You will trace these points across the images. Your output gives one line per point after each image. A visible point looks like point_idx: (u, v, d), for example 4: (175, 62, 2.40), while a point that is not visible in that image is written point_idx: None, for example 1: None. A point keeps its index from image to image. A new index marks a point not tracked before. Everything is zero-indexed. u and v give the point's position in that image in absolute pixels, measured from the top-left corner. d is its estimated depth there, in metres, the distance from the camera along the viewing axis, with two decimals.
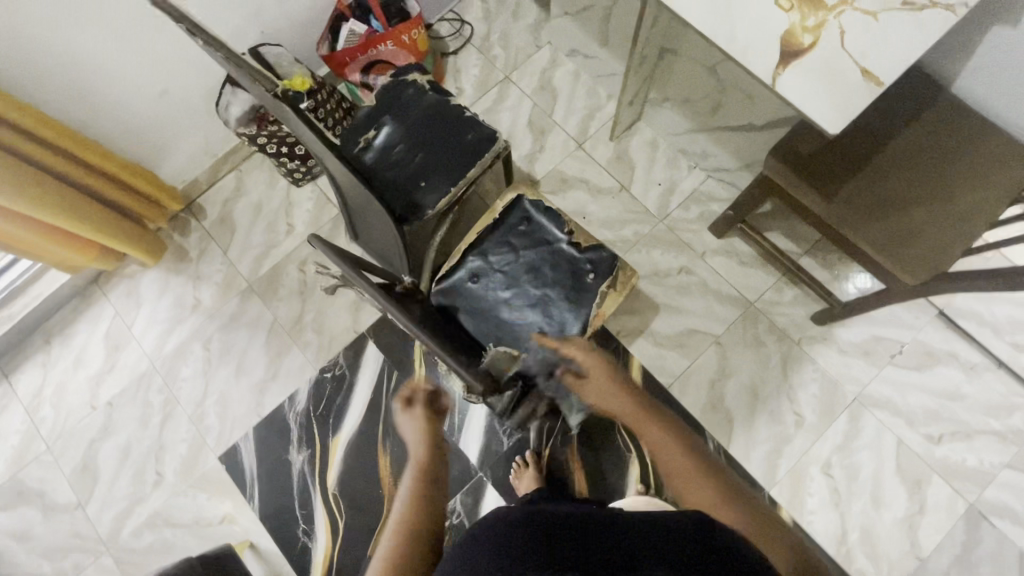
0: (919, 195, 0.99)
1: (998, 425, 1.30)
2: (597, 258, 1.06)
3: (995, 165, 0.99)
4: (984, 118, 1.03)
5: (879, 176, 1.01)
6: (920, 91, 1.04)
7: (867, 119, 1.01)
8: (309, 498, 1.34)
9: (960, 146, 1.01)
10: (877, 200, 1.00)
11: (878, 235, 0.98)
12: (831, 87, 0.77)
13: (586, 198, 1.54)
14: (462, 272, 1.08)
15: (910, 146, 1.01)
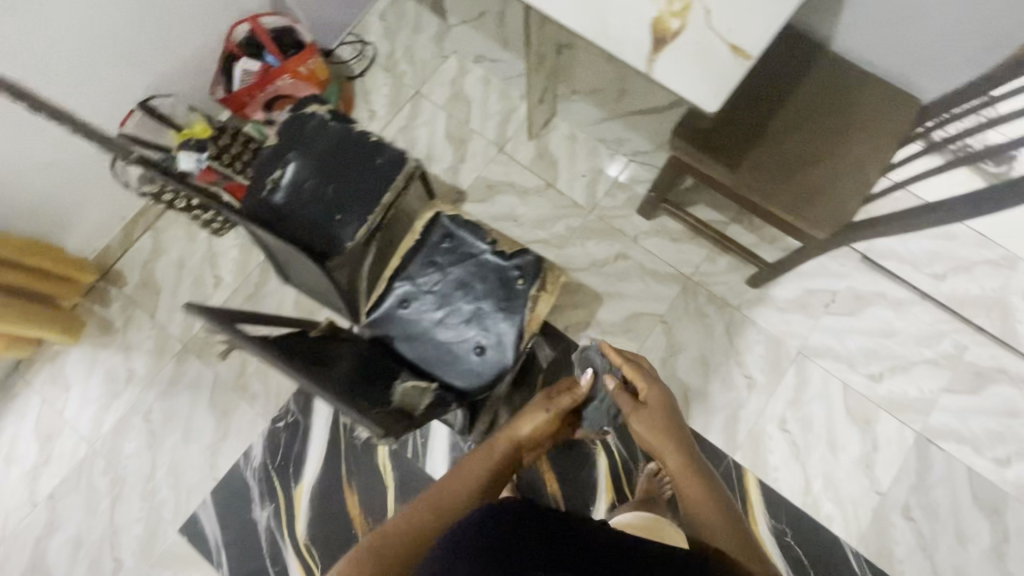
0: (816, 152, 1.02)
1: (930, 353, 1.37)
2: (523, 263, 1.06)
3: (879, 114, 1.04)
4: (862, 70, 1.07)
5: (777, 139, 1.03)
6: (802, 52, 1.07)
7: (755, 88, 1.05)
8: (280, 553, 1.30)
9: (846, 99, 1.04)
10: (778, 162, 1.03)
11: (783, 198, 1.02)
12: (707, 66, 0.76)
13: (514, 201, 1.54)
14: (392, 300, 1.07)
15: (802, 105, 1.04)
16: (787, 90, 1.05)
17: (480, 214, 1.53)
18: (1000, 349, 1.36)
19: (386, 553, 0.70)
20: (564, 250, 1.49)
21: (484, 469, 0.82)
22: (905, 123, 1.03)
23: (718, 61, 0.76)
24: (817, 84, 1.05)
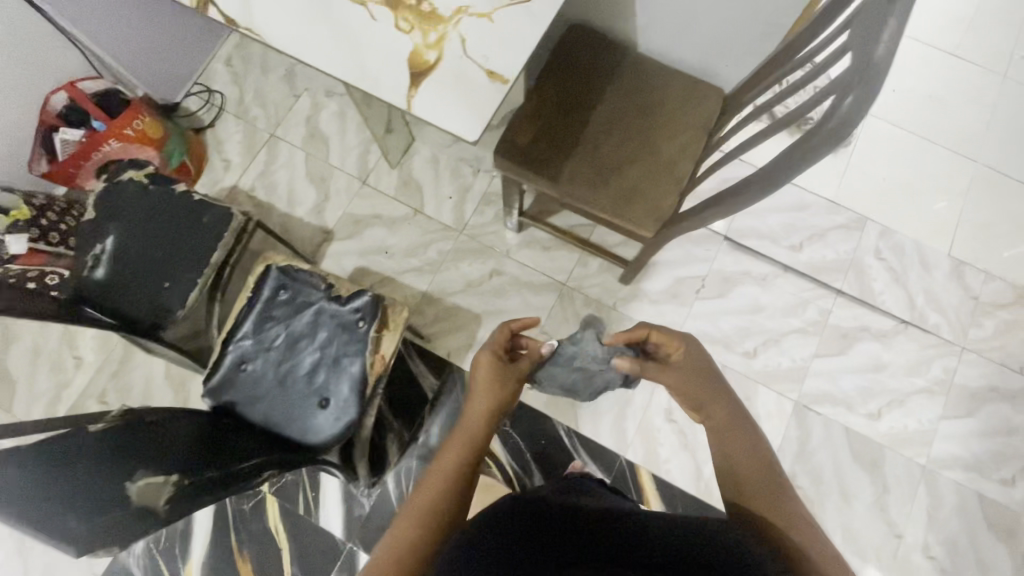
0: (629, 154, 1.04)
1: (798, 322, 1.42)
2: (362, 303, 1.04)
3: (684, 108, 1.07)
4: (665, 67, 1.10)
5: (592, 146, 1.05)
6: (606, 58, 1.10)
7: (564, 99, 1.06)
8: None
9: (651, 99, 1.07)
10: (596, 169, 1.04)
11: (605, 203, 1.03)
12: (465, 94, 0.75)
13: (383, 232, 1.51)
14: (231, 362, 1.02)
15: (610, 111, 1.07)
16: (596, 96, 1.07)
17: (350, 251, 1.49)
18: (860, 308, 1.42)
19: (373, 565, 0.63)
20: (439, 275, 1.47)
21: (464, 455, 0.77)
22: (709, 115, 1.07)
23: (476, 87, 0.75)
24: (623, 89, 1.08)
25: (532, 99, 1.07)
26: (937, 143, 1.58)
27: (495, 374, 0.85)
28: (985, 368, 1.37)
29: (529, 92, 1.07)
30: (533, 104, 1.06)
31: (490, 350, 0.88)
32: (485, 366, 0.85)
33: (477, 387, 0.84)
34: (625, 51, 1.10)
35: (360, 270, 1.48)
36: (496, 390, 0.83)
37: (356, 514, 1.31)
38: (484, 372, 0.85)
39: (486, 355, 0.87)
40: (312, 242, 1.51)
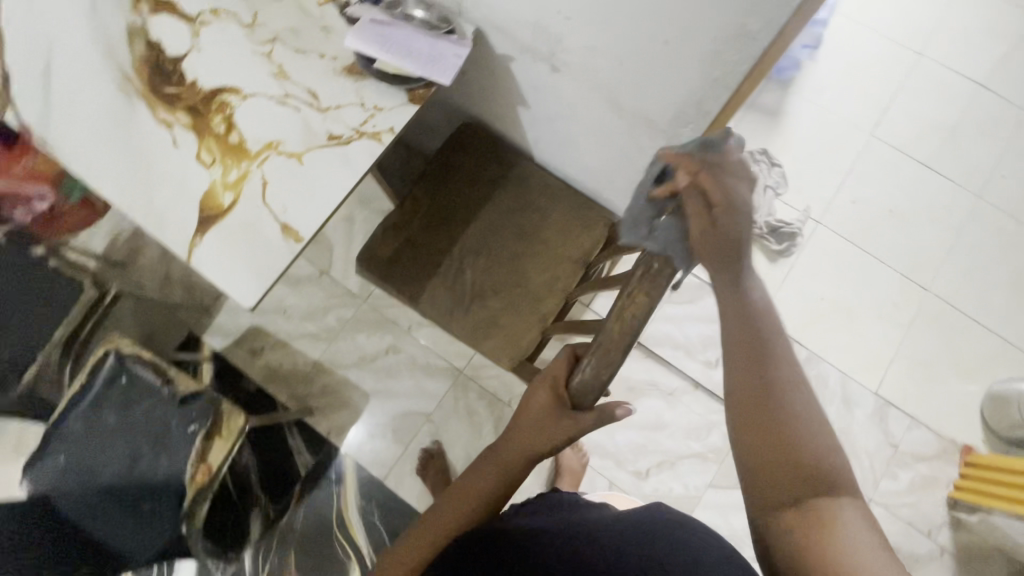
0: (496, 282, 0.96)
1: (699, 446, 1.33)
2: (196, 404, 1.00)
3: (567, 235, 0.98)
4: (555, 186, 1.00)
5: (458, 268, 0.96)
6: (490, 167, 1.00)
7: (433, 212, 0.98)
8: None
9: (528, 223, 0.98)
10: (457, 293, 0.95)
11: (462, 331, 0.94)
12: (251, 250, 0.68)
13: (285, 291, 1.45)
14: (48, 453, 0.96)
15: (483, 230, 0.97)
16: (470, 211, 0.98)
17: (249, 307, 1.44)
18: None
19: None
20: (335, 345, 1.42)
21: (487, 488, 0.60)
22: (592, 246, 0.97)
23: (263, 243, 0.68)
24: (501, 206, 0.99)
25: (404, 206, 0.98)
26: (888, 263, 1.46)
27: (543, 414, 0.54)
28: (890, 526, 1.28)
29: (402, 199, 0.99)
30: (403, 211, 0.98)
31: (533, 393, 0.55)
32: (535, 409, 0.55)
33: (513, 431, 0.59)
34: (511, 164, 1.00)
35: (256, 329, 1.43)
36: (535, 436, 0.56)
37: None
38: (529, 419, 0.56)
39: (541, 398, 0.54)
40: (211, 292, 1.45)
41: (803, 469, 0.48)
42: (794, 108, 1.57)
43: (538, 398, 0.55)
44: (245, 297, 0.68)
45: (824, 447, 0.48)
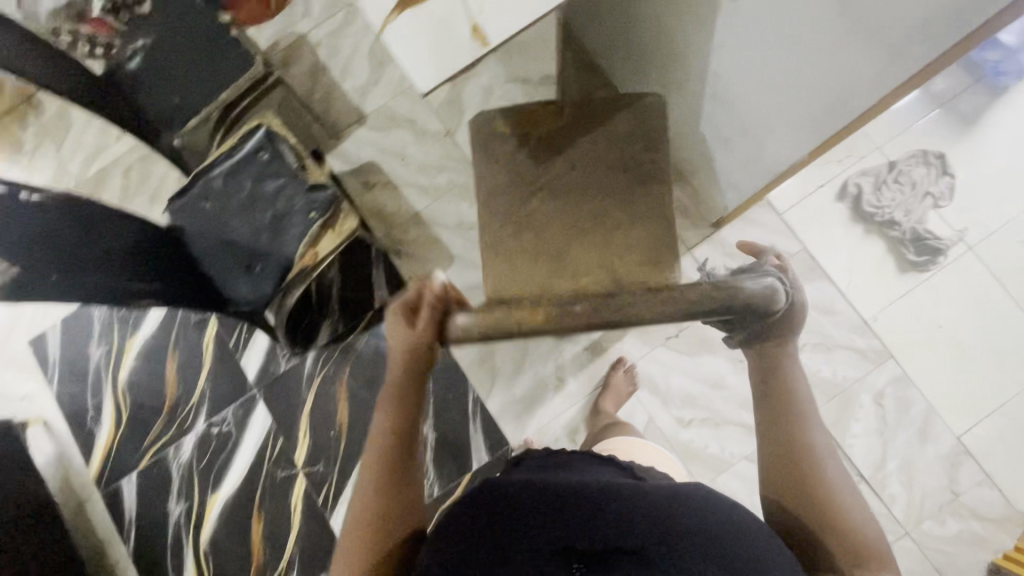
0: (551, 227, 1.04)
1: (749, 418, 1.31)
2: (320, 197, 1.09)
3: (629, 252, 1.02)
4: (663, 194, 1.04)
5: (538, 193, 1.05)
6: (636, 136, 1.05)
7: (569, 136, 1.06)
8: (100, 388, 1.46)
9: (621, 203, 1.04)
10: (518, 212, 1.05)
11: (489, 236, 1.05)
12: (438, 44, 0.69)
13: (409, 139, 1.50)
14: (193, 194, 1.09)
15: (589, 180, 1.05)
16: (593, 150, 1.05)
17: (374, 143, 1.51)
18: None
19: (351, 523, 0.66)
20: (439, 205, 1.47)
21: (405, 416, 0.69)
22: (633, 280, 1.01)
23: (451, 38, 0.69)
24: (617, 178, 1.04)
25: (552, 108, 1.08)
26: None
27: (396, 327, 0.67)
28: (913, 563, 1.24)
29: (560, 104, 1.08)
30: (545, 114, 1.07)
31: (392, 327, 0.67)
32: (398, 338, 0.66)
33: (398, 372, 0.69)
34: (661, 149, 1.04)
35: (373, 165, 1.50)
36: (408, 350, 0.66)
37: (270, 370, 1.43)
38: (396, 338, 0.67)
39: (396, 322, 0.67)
40: (345, 119, 1.52)
41: (830, 528, 0.59)
42: (995, 120, 1.38)
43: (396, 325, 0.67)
44: (423, 84, 0.71)
45: (860, 522, 0.60)
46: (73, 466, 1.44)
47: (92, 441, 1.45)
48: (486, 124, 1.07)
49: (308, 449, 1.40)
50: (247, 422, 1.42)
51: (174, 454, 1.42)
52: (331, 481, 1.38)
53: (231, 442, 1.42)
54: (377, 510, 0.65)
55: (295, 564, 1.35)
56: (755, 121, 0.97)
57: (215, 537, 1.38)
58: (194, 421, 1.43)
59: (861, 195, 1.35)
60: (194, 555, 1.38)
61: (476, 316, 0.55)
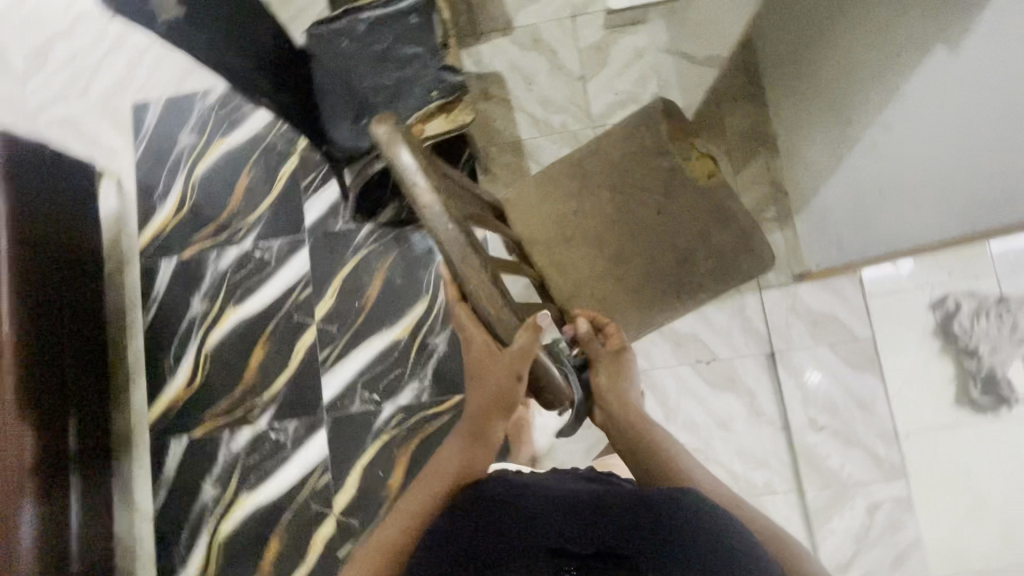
0: (590, 231, 0.94)
1: (739, 468, 1.30)
2: (449, 79, 1.06)
3: (601, 303, 0.94)
4: (671, 298, 0.93)
5: (614, 201, 0.94)
6: (727, 238, 0.92)
7: (694, 181, 0.93)
8: (175, 173, 1.53)
9: (644, 271, 0.93)
10: (585, 195, 0.95)
11: (549, 181, 0.96)
12: None
13: (542, 68, 1.47)
14: (338, 29, 1.11)
15: (653, 235, 0.93)
16: (682, 215, 0.93)
17: (508, 57, 1.48)
18: (798, 518, 1.27)
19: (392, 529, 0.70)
20: (543, 142, 1.45)
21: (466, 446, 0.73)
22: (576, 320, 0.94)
23: None
24: (663, 262, 0.93)
25: (705, 162, 0.95)
26: None
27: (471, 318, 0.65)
28: None
29: (717, 172, 0.95)
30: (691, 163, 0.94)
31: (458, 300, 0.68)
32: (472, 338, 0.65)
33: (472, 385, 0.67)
34: (709, 291, 0.93)
35: (499, 78, 1.48)
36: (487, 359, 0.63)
37: (327, 223, 1.47)
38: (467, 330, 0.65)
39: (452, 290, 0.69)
40: (492, 23, 1.50)
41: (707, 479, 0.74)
42: None
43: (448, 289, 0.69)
44: None
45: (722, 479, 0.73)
46: (126, 231, 1.53)
47: (150, 216, 1.53)
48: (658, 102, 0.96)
49: (330, 307, 1.44)
50: (287, 260, 1.47)
51: (213, 259, 1.49)
52: (337, 344, 1.42)
53: (266, 271, 1.47)
54: (447, 475, 0.72)
55: (276, 400, 1.42)
56: (914, 183, 0.93)
57: (219, 346, 1.45)
58: (243, 237, 1.49)
59: (956, 313, 1.26)
60: (195, 353, 1.46)
61: (415, 164, 0.60)
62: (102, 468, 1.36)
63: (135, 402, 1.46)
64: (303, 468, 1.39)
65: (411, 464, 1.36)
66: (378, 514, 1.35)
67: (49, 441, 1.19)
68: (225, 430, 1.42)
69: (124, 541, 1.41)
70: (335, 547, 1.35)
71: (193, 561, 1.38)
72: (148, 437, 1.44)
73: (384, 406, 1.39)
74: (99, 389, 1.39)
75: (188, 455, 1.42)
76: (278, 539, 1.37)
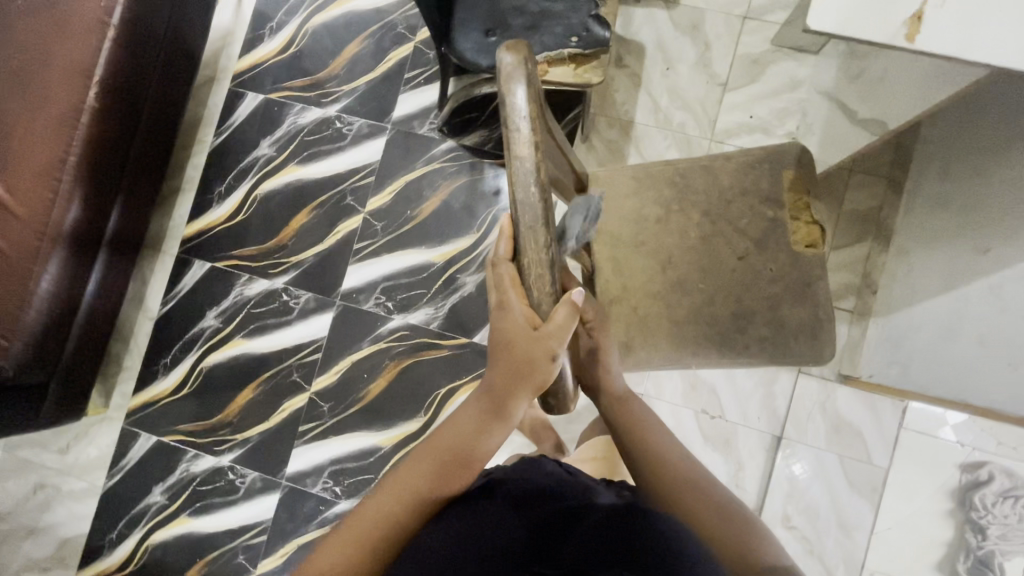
0: (666, 246, 0.88)
1: None
2: (595, 32, 0.98)
3: (642, 321, 0.88)
4: (712, 351, 0.87)
5: (705, 226, 0.88)
6: (799, 314, 0.85)
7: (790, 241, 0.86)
8: (293, 13, 1.50)
9: (701, 309, 0.87)
10: (676, 208, 0.88)
11: (648, 180, 0.89)
12: None
13: (687, 60, 1.37)
14: None
15: (727, 277, 0.86)
16: (764, 271, 0.86)
17: (658, 33, 1.37)
18: None
19: (370, 519, 0.61)
20: (653, 133, 1.36)
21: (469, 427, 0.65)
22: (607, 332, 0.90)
23: (886, 11, 0.58)
24: (720, 308, 0.87)
25: (811, 229, 0.87)
26: None
27: (513, 287, 0.56)
28: None
29: (818, 245, 0.87)
30: (796, 225, 0.87)
31: (498, 263, 0.58)
32: (511, 309, 0.56)
33: (499, 361, 0.60)
34: (752, 356, 0.86)
35: (640, 50, 1.38)
36: (529, 342, 0.56)
37: (412, 123, 1.43)
38: (504, 300, 0.57)
39: (503, 250, 0.59)
40: None
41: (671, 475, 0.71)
42: None
43: (496, 251, 0.59)
44: (821, 21, 0.59)
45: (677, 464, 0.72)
46: (228, 50, 1.53)
47: (255, 46, 1.52)
48: (793, 147, 0.88)
49: (383, 204, 1.42)
50: (362, 142, 1.45)
51: (296, 112, 1.48)
52: (376, 242, 1.42)
53: (339, 144, 1.46)
54: (442, 460, 0.64)
55: (300, 267, 1.44)
56: None
57: (269, 195, 1.47)
58: (331, 103, 1.47)
59: (983, 486, 1.14)
60: (246, 191, 1.48)
61: (525, 104, 0.50)
62: (130, 260, 1.42)
63: (177, 213, 1.50)
64: (300, 338, 1.42)
65: (395, 379, 1.38)
66: (348, 410, 1.39)
67: (91, 220, 1.23)
68: (244, 273, 1.45)
69: (123, 330, 1.49)
70: (299, 420, 1.40)
71: (175, 374, 1.46)
72: (176, 248, 1.49)
73: (394, 317, 1.39)
74: (152, 188, 1.43)
75: (204, 281, 1.47)
76: (253, 390, 1.43)
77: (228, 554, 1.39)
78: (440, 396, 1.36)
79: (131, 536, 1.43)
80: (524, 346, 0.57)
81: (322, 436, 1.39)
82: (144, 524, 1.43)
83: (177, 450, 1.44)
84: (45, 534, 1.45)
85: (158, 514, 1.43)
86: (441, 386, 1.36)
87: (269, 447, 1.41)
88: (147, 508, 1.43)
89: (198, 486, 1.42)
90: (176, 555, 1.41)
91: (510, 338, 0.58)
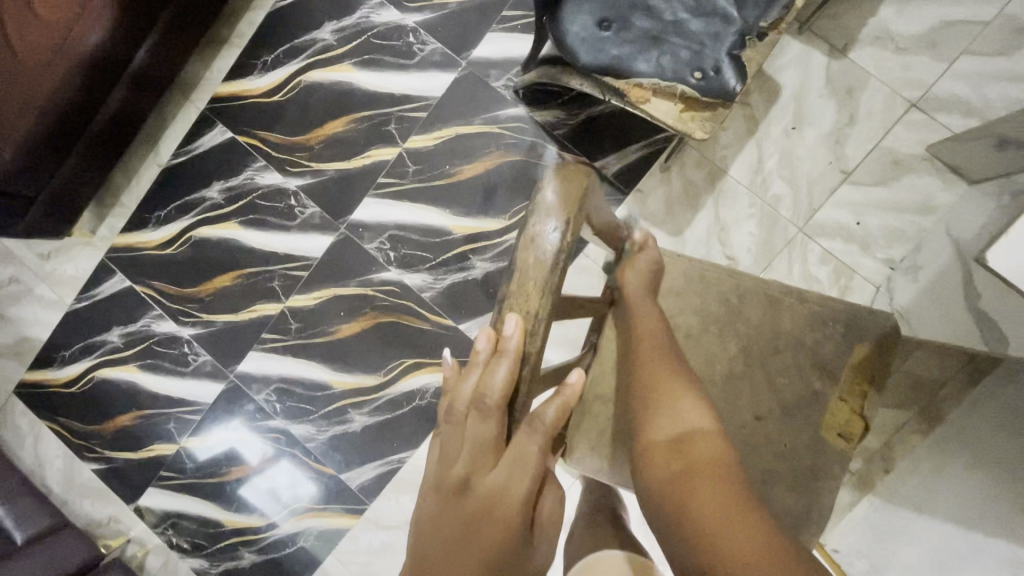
0: (684, 367, 0.74)
1: None
2: (725, 77, 0.79)
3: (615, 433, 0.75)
4: None
5: (738, 362, 0.74)
6: (794, 503, 0.72)
7: (824, 420, 0.72)
8: None
9: None
10: (715, 327, 0.74)
11: (696, 286, 0.75)
12: None
13: (820, 125, 1.13)
14: None
15: (733, 428, 0.73)
16: (776, 442, 0.73)
17: (804, 82, 1.13)
18: None
19: None
20: (742, 194, 1.16)
21: None
22: (577, 422, 0.76)
23: None
24: None
25: (854, 418, 0.72)
26: None
27: (510, 465, 0.45)
28: None
29: (853, 437, 0.73)
30: (838, 406, 0.72)
31: (491, 414, 0.43)
32: (503, 494, 0.45)
33: (475, 539, 0.45)
34: None
35: (772, 93, 1.14)
36: (513, 549, 0.45)
37: (489, 71, 1.24)
38: (486, 486, 0.45)
39: (499, 385, 0.43)
40: (829, 31, 1.12)
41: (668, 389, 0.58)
42: None
43: (490, 388, 0.43)
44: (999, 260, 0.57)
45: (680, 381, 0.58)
46: None
47: None
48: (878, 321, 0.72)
49: (424, 148, 1.27)
50: (429, 70, 1.27)
51: (374, 5, 1.29)
52: (402, 184, 1.28)
53: (404, 62, 1.28)
54: None
55: (318, 177, 1.32)
56: None
57: (314, 86, 1.32)
58: (413, 10, 1.27)
59: None
60: (293, 72, 1.33)
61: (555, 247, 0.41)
62: (155, 101, 1.32)
63: (219, 65, 1.37)
64: (295, 249, 1.34)
65: (369, 329, 1.31)
66: (314, 337, 1.34)
67: (117, 49, 1.11)
68: (262, 159, 1.35)
69: (131, 164, 1.42)
70: (265, 326, 1.36)
71: (167, 229, 1.40)
72: (205, 102, 1.38)
73: (391, 269, 1.29)
74: (197, 33, 1.29)
75: (221, 149, 1.37)
76: (232, 279, 1.37)
77: (161, 417, 1.42)
78: (404, 365, 1.30)
79: (82, 362, 1.45)
80: (498, 504, 0.45)
81: (283, 350, 1.35)
82: (97, 356, 1.45)
83: (146, 303, 1.42)
84: (8, 325, 1.48)
85: (110, 353, 1.44)
86: (410, 355, 1.29)
87: (229, 338, 1.38)
88: (102, 344, 1.44)
89: (154, 345, 1.42)
90: (116, 397, 1.44)
91: (480, 497, 0.45)
